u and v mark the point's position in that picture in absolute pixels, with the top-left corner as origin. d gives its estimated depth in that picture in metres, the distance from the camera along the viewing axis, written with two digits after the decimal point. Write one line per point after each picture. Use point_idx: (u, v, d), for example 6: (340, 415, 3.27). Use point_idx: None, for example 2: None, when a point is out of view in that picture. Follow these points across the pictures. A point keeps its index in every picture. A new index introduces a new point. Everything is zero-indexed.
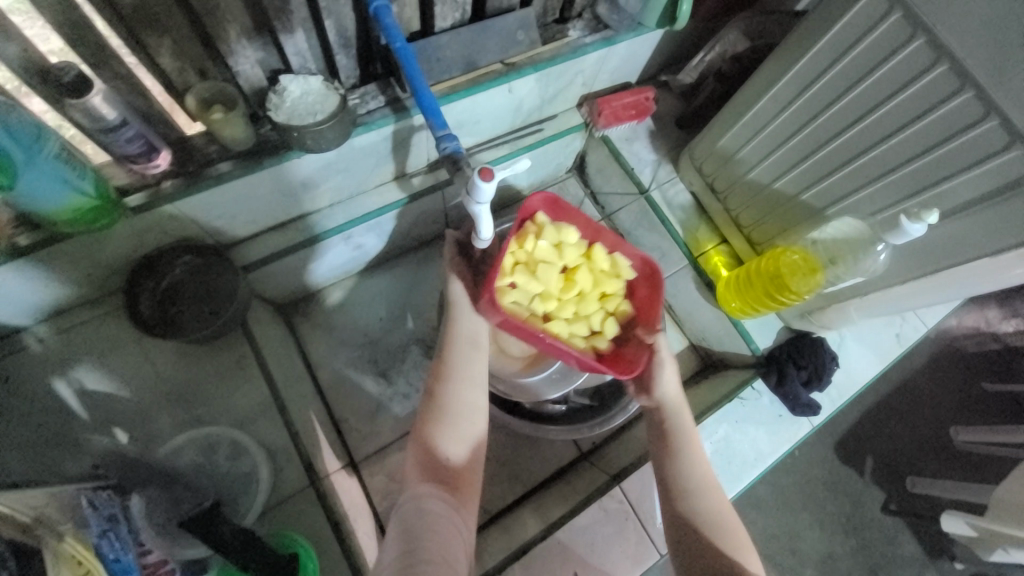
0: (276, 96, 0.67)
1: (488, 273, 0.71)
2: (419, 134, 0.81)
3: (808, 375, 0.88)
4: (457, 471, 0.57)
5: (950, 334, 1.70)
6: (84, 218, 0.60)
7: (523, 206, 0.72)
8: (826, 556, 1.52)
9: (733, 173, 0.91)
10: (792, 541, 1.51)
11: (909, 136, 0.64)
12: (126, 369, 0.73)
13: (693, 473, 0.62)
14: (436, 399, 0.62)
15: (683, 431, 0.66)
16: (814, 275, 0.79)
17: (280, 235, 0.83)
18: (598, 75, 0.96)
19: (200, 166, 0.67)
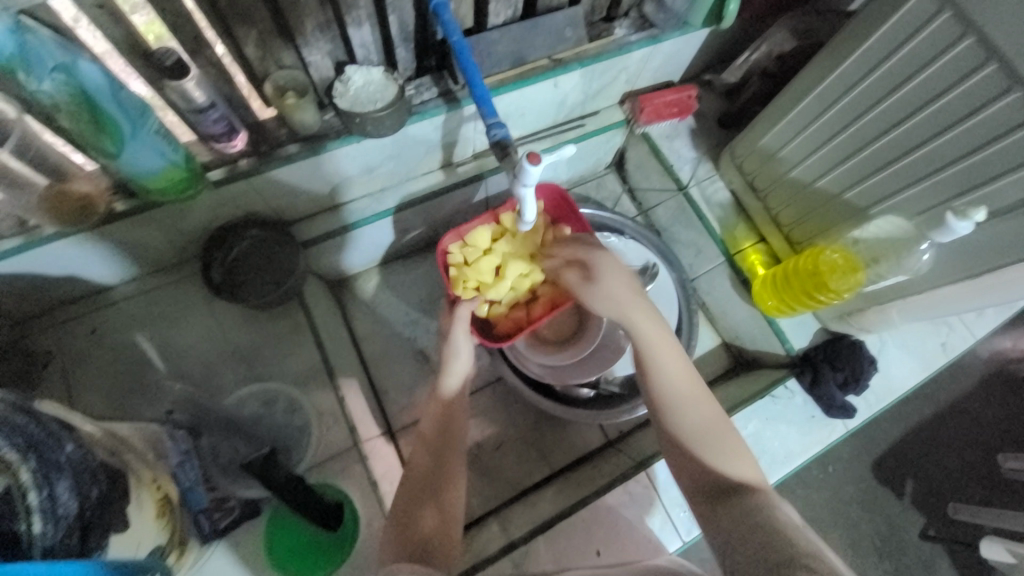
0: (341, 85, 0.72)
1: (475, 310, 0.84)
2: (468, 124, 0.85)
3: (845, 377, 0.87)
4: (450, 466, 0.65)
5: (1002, 355, 1.62)
6: (175, 187, 0.68)
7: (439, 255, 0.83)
8: None
9: (774, 172, 0.91)
10: None
11: (957, 134, 0.63)
12: (196, 329, 0.81)
13: (669, 383, 0.63)
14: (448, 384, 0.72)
15: (648, 342, 0.64)
16: (854, 274, 0.78)
17: (335, 215, 0.89)
18: (640, 73, 0.98)
19: (272, 147, 0.74)
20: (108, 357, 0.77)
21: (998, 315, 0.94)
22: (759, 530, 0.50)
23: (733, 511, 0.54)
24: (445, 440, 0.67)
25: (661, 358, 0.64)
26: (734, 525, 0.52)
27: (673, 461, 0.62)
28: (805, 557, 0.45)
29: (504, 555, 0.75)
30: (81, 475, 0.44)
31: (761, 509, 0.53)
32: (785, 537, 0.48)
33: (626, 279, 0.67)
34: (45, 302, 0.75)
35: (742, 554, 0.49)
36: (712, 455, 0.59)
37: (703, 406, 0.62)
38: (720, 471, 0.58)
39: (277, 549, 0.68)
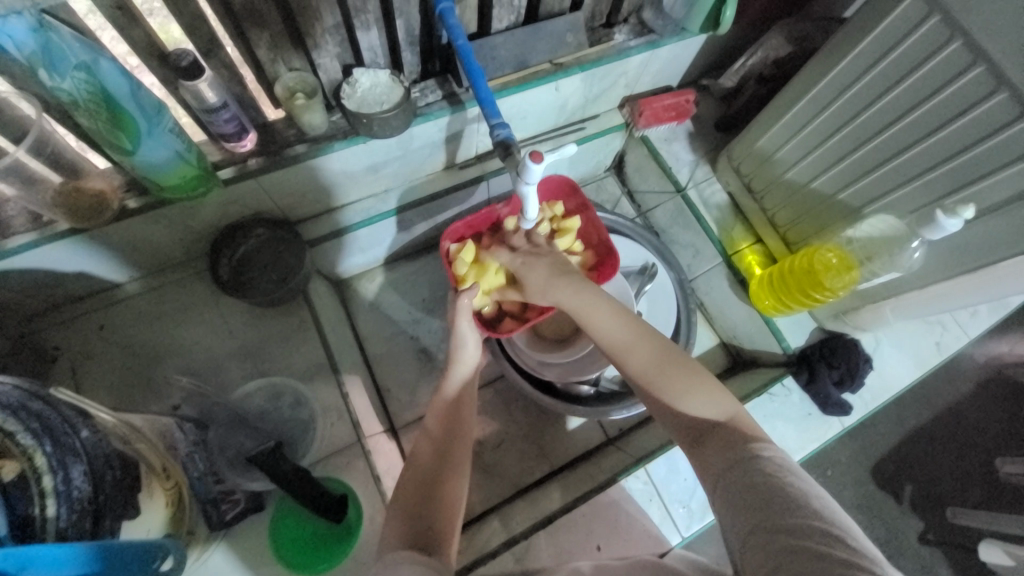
0: (349, 87, 0.75)
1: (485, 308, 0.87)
2: (471, 126, 0.88)
3: (841, 374, 0.89)
4: (454, 451, 0.65)
5: (1001, 360, 1.64)
6: (186, 184, 0.69)
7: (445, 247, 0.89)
8: None
9: (770, 173, 0.93)
10: None
11: (946, 135, 0.65)
12: (204, 325, 0.83)
13: (614, 342, 0.65)
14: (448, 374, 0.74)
15: (581, 305, 0.69)
16: (848, 273, 0.80)
17: (340, 215, 0.91)
18: (639, 78, 1.00)
19: (280, 146, 0.76)
20: (116, 352, 0.79)
21: (992, 317, 0.96)
22: (741, 476, 0.49)
23: (715, 449, 0.54)
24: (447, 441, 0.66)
25: (595, 320, 0.67)
26: (719, 469, 0.52)
27: (657, 414, 0.63)
28: (802, 511, 0.44)
29: (505, 550, 0.76)
30: (96, 459, 0.45)
31: (739, 447, 0.52)
32: (772, 482, 0.47)
33: (550, 265, 0.75)
34: (55, 298, 0.77)
35: (736, 510, 0.48)
36: (683, 399, 0.60)
37: (643, 349, 0.64)
38: (695, 413, 0.59)
39: (281, 541, 0.68)
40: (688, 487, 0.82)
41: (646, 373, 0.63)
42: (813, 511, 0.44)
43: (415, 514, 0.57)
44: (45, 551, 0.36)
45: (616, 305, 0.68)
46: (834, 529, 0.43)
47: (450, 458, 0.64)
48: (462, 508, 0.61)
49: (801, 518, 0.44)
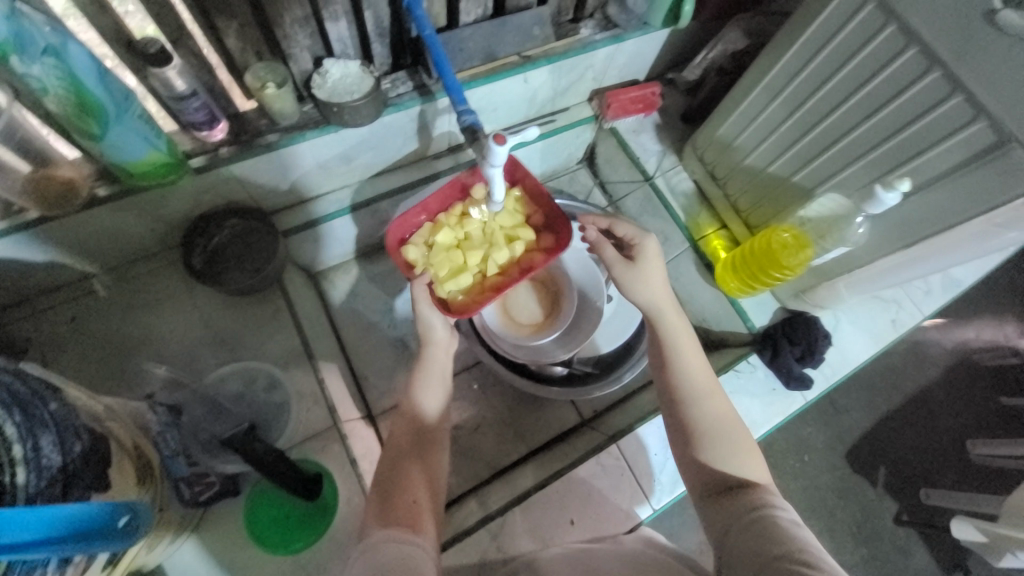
0: (319, 76, 0.76)
1: (458, 303, 0.81)
2: (442, 116, 0.90)
3: (801, 351, 0.92)
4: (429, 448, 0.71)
5: (968, 346, 1.74)
6: (155, 172, 0.70)
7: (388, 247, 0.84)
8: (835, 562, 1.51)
9: (732, 159, 0.97)
10: None
11: (885, 115, 0.70)
12: (177, 315, 0.83)
13: (696, 385, 0.69)
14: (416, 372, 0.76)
15: (678, 344, 0.72)
16: (803, 250, 0.85)
17: (314, 206, 0.93)
18: (606, 71, 1.04)
19: (252, 135, 0.77)
20: (88, 342, 0.79)
21: (945, 296, 1.02)
22: (755, 527, 0.54)
23: (731, 506, 0.58)
24: (416, 448, 0.69)
25: (686, 360, 0.71)
26: (732, 520, 0.56)
27: (687, 459, 0.67)
28: (801, 554, 0.49)
29: (481, 527, 0.78)
30: (66, 430, 0.45)
31: (757, 505, 0.56)
32: (782, 531, 0.52)
33: (650, 284, 0.75)
34: (27, 289, 0.77)
35: (748, 554, 0.52)
36: (725, 457, 0.64)
37: (716, 403, 0.69)
38: (727, 468, 0.63)
39: (257, 524, 0.70)
40: (658, 461, 0.85)
41: (702, 424, 0.67)
42: (811, 551, 0.49)
43: (389, 495, 0.61)
44: (33, 517, 0.37)
45: (706, 364, 0.72)
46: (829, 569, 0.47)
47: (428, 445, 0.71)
48: (427, 506, 0.62)
49: (800, 557, 0.48)
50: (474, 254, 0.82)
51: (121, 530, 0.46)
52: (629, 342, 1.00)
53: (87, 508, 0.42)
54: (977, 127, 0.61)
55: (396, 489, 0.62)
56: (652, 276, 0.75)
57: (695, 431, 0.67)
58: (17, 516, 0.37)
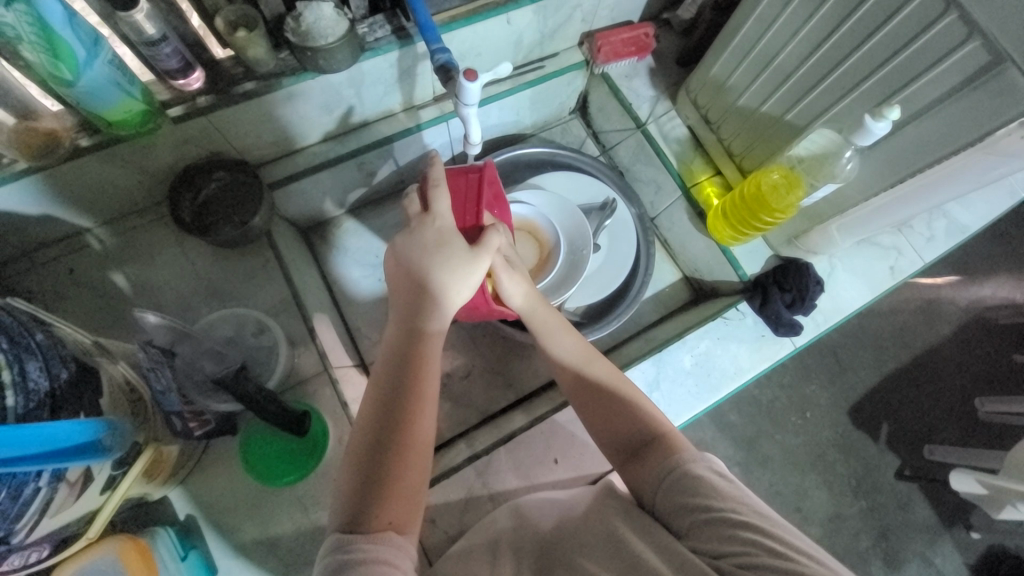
0: (293, 21, 0.74)
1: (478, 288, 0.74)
2: (423, 63, 0.88)
3: (793, 297, 0.91)
4: (418, 392, 0.61)
5: (983, 304, 1.69)
6: (133, 121, 0.72)
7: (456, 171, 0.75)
8: (833, 514, 1.52)
9: (725, 101, 0.94)
10: (798, 497, 1.53)
11: (878, 41, 0.66)
12: (170, 266, 0.86)
13: (577, 356, 0.71)
14: (418, 315, 0.66)
15: (551, 329, 0.73)
16: (793, 191, 0.83)
17: (300, 159, 0.93)
18: (596, 11, 0.99)
19: (228, 84, 0.76)
20: (86, 293, 0.82)
21: (948, 242, 0.99)
22: (679, 484, 0.57)
23: (654, 460, 0.60)
24: (397, 409, 0.59)
25: (558, 339, 0.72)
26: (658, 481, 0.58)
27: (594, 427, 0.68)
28: (729, 502, 0.54)
29: (468, 465, 0.81)
30: (51, 358, 0.48)
31: (675, 461, 0.59)
32: (706, 483, 0.56)
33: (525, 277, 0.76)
34: (26, 242, 0.80)
35: (679, 504, 0.56)
36: (631, 413, 0.65)
37: (601, 363, 0.71)
38: (637, 425, 0.64)
39: (252, 454, 0.74)
40: None
41: (601, 388, 0.68)
42: (737, 500, 0.54)
43: (366, 470, 0.56)
44: (16, 435, 0.40)
45: (572, 328, 0.74)
46: (752, 512, 0.53)
47: (413, 394, 0.61)
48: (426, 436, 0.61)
49: (726, 506, 0.53)
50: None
51: (106, 448, 0.51)
52: (616, 290, 1.02)
53: (75, 423, 0.47)
54: (969, 48, 0.58)
55: (367, 469, 0.56)
56: (518, 278, 0.75)
57: (597, 396, 0.68)
58: (18, 433, 0.40)
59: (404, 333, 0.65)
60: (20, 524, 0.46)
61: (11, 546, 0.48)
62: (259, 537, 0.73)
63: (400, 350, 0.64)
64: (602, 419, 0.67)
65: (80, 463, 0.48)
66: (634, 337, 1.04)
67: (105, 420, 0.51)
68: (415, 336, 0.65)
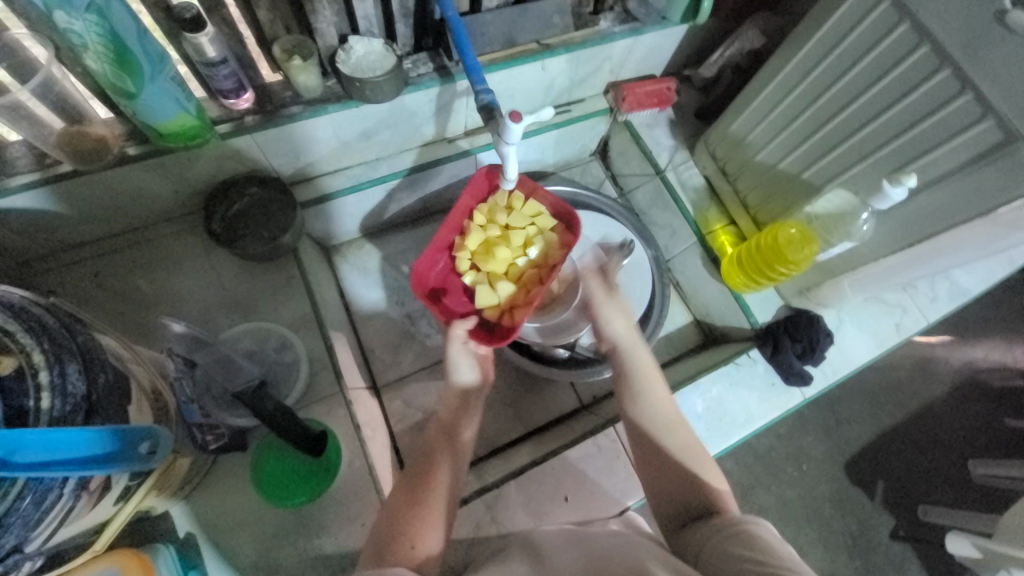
0: (344, 52, 0.79)
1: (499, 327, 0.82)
2: (460, 99, 0.92)
3: (803, 348, 0.93)
4: (442, 450, 0.68)
5: (975, 366, 1.72)
6: (184, 134, 0.73)
7: (420, 276, 0.86)
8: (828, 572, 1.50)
9: (743, 156, 0.99)
10: None
11: (894, 114, 0.72)
12: (194, 275, 0.86)
13: (653, 421, 0.71)
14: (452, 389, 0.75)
15: (647, 380, 0.74)
16: (808, 244, 0.87)
17: (330, 182, 0.96)
18: (623, 64, 1.06)
19: (276, 106, 0.80)
20: (109, 297, 0.83)
21: (951, 304, 1.02)
22: (731, 540, 0.54)
23: (705, 526, 0.59)
24: (427, 465, 0.66)
25: (650, 393, 0.73)
26: (704, 539, 0.57)
27: (652, 491, 0.68)
28: (774, 560, 0.50)
29: (477, 498, 0.80)
30: (90, 361, 0.48)
31: (729, 522, 0.57)
32: (754, 541, 0.53)
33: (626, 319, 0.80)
34: (57, 243, 0.81)
35: (719, 557, 0.53)
36: (693, 486, 0.65)
37: (679, 432, 0.70)
38: (697, 495, 0.64)
39: (259, 474, 0.73)
40: None
41: (672, 458, 0.68)
42: (786, 558, 0.50)
43: (393, 517, 0.61)
44: (40, 437, 0.40)
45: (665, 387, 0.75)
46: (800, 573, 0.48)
47: (437, 447, 0.68)
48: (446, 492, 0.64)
49: (771, 561, 0.49)
50: (499, 257, 0.83)
51: (144, 455, 0.49)
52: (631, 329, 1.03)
53: (105, 432, 0.45)
54: (983, 127, 0.62)
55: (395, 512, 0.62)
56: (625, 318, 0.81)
57: (659, 464, 0.68)
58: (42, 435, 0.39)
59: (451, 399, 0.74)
60: (37, 531, 0.45)
61: (25, 554, 0.46)
62: (260, 562, 0.71)
63: (449, 414, 0.73)
64: (661, 487, 0.67)
65: (117, 471, 0.46)
66: None
67: (142, 426, 0.49)
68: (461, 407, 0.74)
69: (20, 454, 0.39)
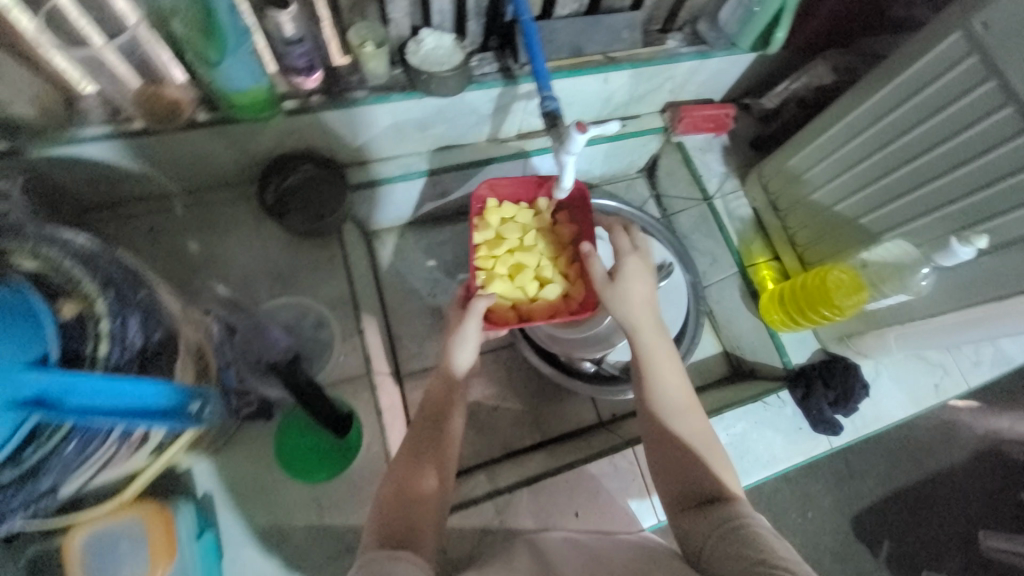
0: (414, 44, 0.80)
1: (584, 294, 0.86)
2: (520, 102, 0.93)
3: (836, 396, 0.90)
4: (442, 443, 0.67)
5: (1002, 435, 1.64)
6: (254, 107, 0.75)
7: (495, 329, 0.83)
8: None
9: (797, 193, 0.97)
10: None
11: (969, 170, 0.69)
12: (241, 242, 0.88)
13: (667, 406, 0.69)
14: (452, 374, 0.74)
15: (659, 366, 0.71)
16: (858, 292, 0.84)
17: (382, 168, 0.97)
18: (685, 85, 1.05)
19: (342, 90, 0.81)
20: (159, 253, 0.85)
21: (994, 370, 0.98)
22: (733, 536, 0.55)
23: (711, 514, 0.59)
24: (426, 458, 0.65)
25: (662, 379, 0.71)
26: (710, 529, 0.57)
27: (657, 472, 0.68)
28: (779, 560, 0.50)
29: (488, 500, 0.80)
30: (150, 315, 0.51)
31: (733, 514, 0.57)
32: (760, 540, 0.53)
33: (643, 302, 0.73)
34: (117, 195, 0.84)
35: (728, 553, 0.54)
36: (701, 471, 0.65)
37: (690, 417, 0.69)
38: (705, 482, 0.64)
39: (282, 445, 0.75)
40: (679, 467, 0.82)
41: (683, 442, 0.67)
42: (791, 560, 0.50)
43: (391, 509, 0.59)
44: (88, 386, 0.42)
45: (681, 370, 0.72)
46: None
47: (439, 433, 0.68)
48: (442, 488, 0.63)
49: (779, 562, 0.49)
50: (529, 279, 0.84)
51: (194, 414, 0.50)
52: None
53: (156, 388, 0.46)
54: None
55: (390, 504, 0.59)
56: (632, 295, 0.73)
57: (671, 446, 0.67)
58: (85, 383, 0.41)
59: (443, 377, 0.74)
60: (71, 475, 0.47)
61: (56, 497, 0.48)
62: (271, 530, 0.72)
63: (437, 397, 0.72)
64: (667, 470, 0.66)
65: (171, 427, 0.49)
66: None
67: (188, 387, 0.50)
68: (446, 397, 0.72)
69: (67, 400, 0.42)
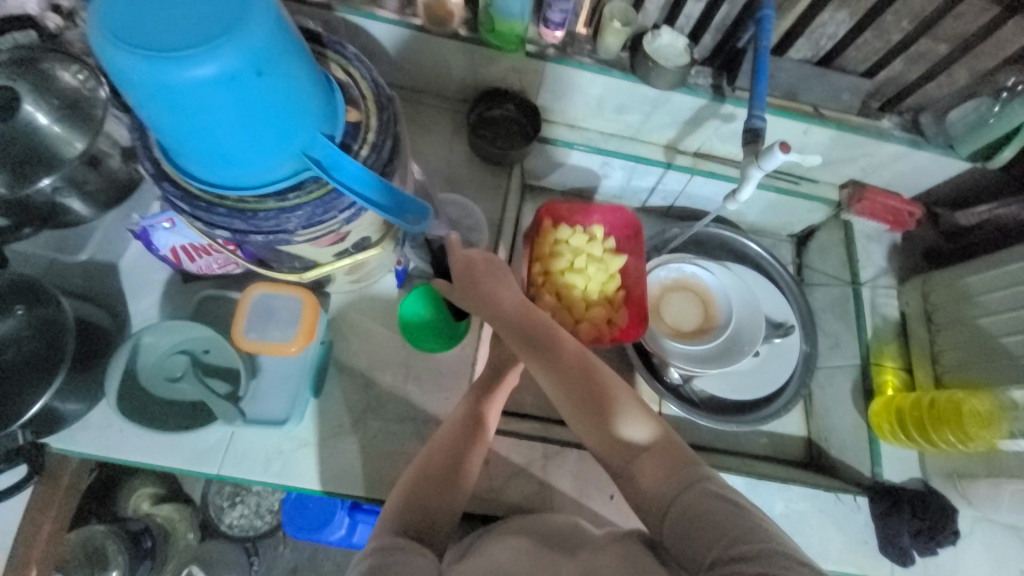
0: (652, 36, 0.89)
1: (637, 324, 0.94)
2: (715, 121, 0.98)
3: (921, 528, 0.84)
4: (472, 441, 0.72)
5: None
6: (506, 38, 0.89)
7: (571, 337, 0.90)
8: None
9: (962, 311, 0.95)
10: None
11: None
12: (435, 145, 1.03)
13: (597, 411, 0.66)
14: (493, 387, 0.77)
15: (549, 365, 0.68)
16: (993, 429, 0.81)
17: (567, 132, 1.06)
18: (881, 169, 1.02)
19: (574, 52, 0.92)
20: None
21: None
22: (693, 519, 0.55)
23: (675, 499, 0.58)
24: (460, 461, 0.70)
25: (562, 378, 0.67)
26: (669, 510, 0.58)
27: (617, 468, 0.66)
28: (740, 542, 0.52)
29: (541, 442, 0.85)
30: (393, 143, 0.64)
31: (689, 482, 0.58)
32: (714, 511, 0.55)
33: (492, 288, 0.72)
34: None
35: (694, 532, 0.55)
36: (650, 462, 0.62)
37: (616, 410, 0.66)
38: (651, 467, 0.62)
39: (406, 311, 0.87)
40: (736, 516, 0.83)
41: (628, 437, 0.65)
42: (742, 538, 0.52)
43: (420, 491, 0.67)
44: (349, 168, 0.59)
45: (586, 370, 0.67)
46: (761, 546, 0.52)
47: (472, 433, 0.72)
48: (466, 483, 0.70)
49: (741, 547, 0.51)
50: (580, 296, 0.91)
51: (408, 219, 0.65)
52: (743, 399, 1.01)
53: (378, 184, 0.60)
54: None
55: (415, 488, 0.67)
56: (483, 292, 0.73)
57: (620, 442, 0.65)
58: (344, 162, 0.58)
59: (484, 385, 0.77)
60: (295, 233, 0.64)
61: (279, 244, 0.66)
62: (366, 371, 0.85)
63: (473, 401, 0.75)
64: (626, 467, 0.65)
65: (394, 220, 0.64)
66: (731, 453, 1.01)
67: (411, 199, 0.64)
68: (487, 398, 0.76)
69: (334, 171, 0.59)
